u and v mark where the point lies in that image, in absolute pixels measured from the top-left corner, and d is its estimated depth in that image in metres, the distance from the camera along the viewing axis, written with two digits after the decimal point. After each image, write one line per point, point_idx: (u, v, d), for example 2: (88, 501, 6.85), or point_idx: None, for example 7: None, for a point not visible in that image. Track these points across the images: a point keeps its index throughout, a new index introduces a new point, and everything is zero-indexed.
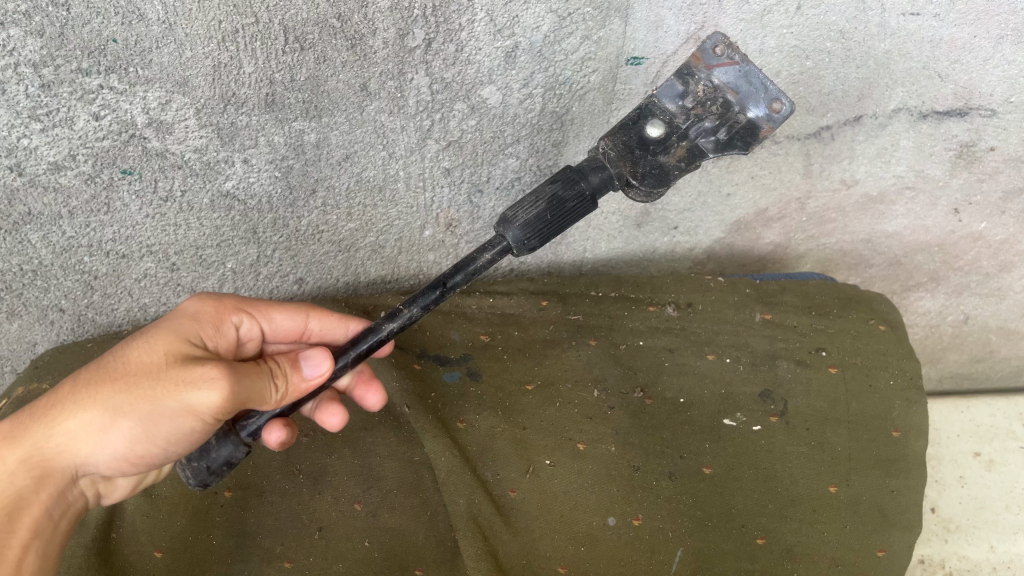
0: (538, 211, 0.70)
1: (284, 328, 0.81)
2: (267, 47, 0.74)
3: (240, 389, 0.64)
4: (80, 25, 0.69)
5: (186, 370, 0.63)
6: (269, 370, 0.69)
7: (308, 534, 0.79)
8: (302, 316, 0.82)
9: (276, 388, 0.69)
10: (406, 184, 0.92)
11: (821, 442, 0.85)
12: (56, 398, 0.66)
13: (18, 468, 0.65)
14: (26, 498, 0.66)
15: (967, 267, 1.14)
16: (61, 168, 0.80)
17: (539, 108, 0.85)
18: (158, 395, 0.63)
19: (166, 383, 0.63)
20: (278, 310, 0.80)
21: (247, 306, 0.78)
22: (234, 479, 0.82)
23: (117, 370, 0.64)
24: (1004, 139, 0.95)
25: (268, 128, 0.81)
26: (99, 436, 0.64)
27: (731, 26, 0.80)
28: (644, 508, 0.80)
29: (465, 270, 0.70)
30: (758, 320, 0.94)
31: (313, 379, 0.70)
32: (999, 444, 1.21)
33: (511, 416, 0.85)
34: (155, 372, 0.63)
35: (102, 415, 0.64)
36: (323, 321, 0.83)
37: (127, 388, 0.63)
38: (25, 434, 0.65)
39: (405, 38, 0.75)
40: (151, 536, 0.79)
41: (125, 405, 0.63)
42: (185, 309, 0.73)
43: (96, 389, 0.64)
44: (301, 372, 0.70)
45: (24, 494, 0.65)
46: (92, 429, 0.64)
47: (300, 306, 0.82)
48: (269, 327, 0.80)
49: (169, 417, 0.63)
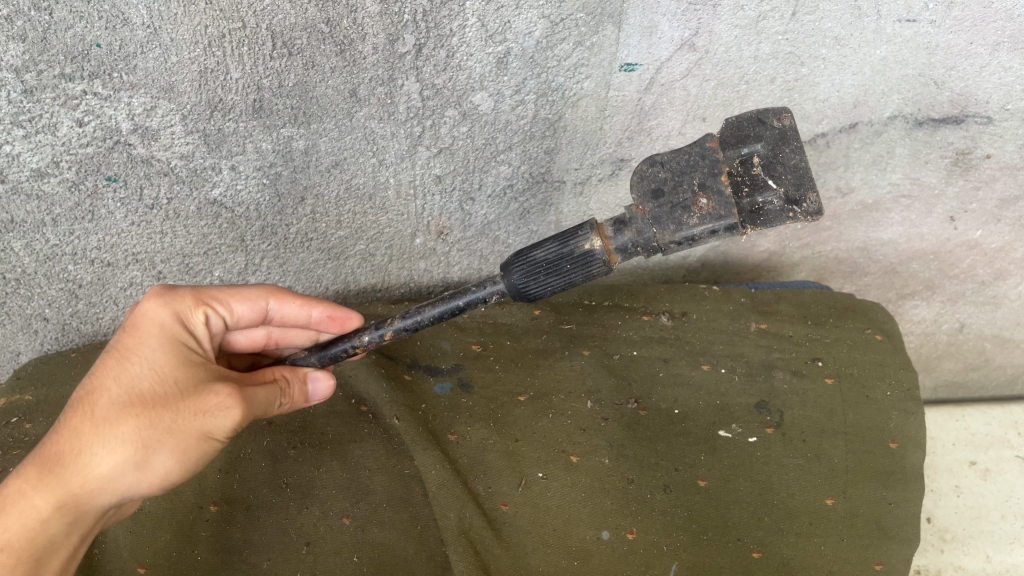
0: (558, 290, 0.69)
1: (247, 318, 0.76)
2: (254, 53, 0.73)
3: (254, 410, 0.66)
4: (63, 30, 0.68)
5: (201, 400, 0.63)
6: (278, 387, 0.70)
7: (296, 549, 0.77)
8: (263, 300, 0.76)
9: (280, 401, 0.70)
10: (396, 191, 0.90)
11: (818, 454, 0.84)
12: (74, 437, 0.62)
13: (50, 516, 0.61)
14: (56, 545, 0.62)
15: (962, 275, 1.13)
16: (44, 175, 0.79)
17: (531, 114, 0.84)
18: (183, 427, 0.62)
19: (189, 414, 0.63)
20: (236, 299, 0.74)
21: (205, 296, 0.72)
22: (220, 493, 0.80)
23: (136, 404, 0.63)
24: (999, 147, 0.95)
25: (256, 134, 0.80)
26: (130, 474, 0.62)
27: (726, 32, 0.79)
28: (638, 521, 0.78)
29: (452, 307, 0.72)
30: (754, 330, 0.93)
31: (319, 394, 0.75)
32: (995, 452, 1.20)
33: (502, 429, 0.84)
34: (176, 406, 0.63)
35: (131, 453, 0.62)
36: (284, 304, 0.77)
37: (153, 423, 0.62)
38: (48, 480, 0.61)
39: (395, 44, 0.74)
40: (133, 552, 0.77)
41: (156, 441, 0.62)
42: (166, 320, 0.69)
43: (119, 427, 0.62)
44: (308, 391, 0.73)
45: (57, 540, 0.62)
46: (122, 468, 0.62)
47: (257, 292, 0.75)
48: (230, 316, 0.74)
49: (194, 448, 0.63)
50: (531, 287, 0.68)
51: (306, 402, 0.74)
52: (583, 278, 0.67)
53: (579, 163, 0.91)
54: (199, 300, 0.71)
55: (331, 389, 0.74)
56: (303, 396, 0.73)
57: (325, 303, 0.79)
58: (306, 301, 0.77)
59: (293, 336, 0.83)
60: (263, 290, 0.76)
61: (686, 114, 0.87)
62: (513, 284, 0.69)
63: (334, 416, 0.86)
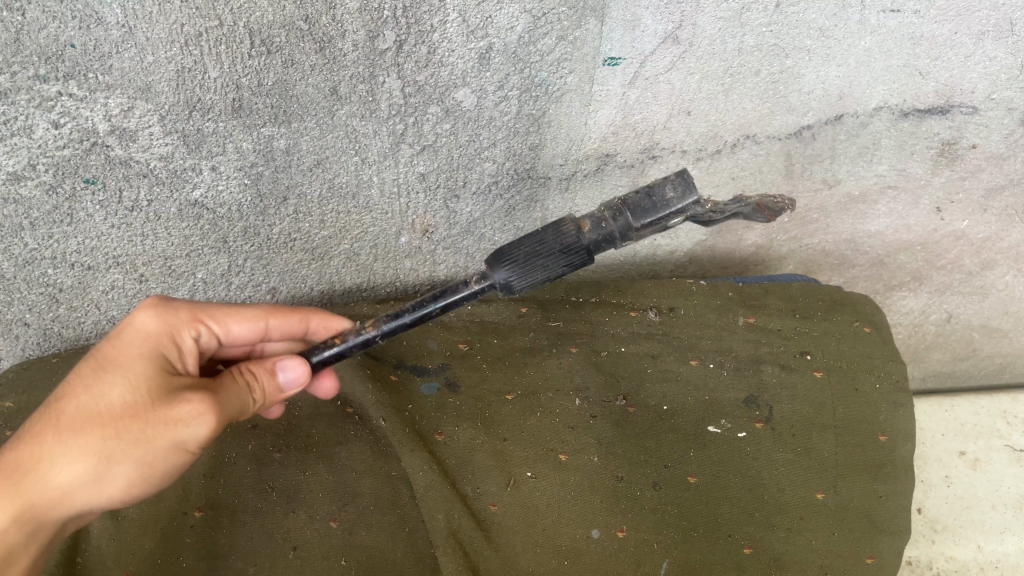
0: (540, 283, 0.65)
1: (242, 333, 0.75)
2: (232, 51, 0.71)
3: (228, 416, 0.63)
4: (37, 30, 0.67)
5: (173, 411, 0.60)
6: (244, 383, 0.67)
7: (282, 554, 0.74)
8: (259, 320, 0.75)
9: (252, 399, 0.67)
10: (380, 189, 0.89)
11: (808, 449, 0.84)
12: (36, 445, 0.60)
13: (8, 527, 0.60)
14: (17, 553, 0.61)
15: (949, 266, 1.13)
16: (20, 179, 0.77)
17: (515, 110, 0.83)
18: (153, 440, 0.59)
19: (159, 422, 0.60)
20: (235, 317, 0.73)
21: (201, 314, 0.71)
22: (204, 498, 0.77)
23: (103, 412, 0.60)
24: (984, 136, 0.95)
25: (237, 134, 0.79)
26: (94, 485, 0.60)
27: (709, 24, 0.78)
28: (627, 519, 0.78)
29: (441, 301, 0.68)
30: (742, 324, 0.93)
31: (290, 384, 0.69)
32: (984, 442, 1.20)
33: (491, 428, 0.83)
34: (144, 414, 0.60)
35: (95, 465, 0.59)
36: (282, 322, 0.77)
37: (119, 437, 0.59)
38: (5, 490, 0.59)
39: (376, 40, 0.73)
40: (117, 560, 0.73)
41: (121, 451, 0.59)
42: (149, 329, 0.66)
43: (83, 438, 0.59)
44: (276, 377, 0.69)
45: (17, 548, 0.61)
46: (85, 480, 0.60)
47: (256, 312, 0.75)
48: (225, 332, 0.73)
49: (163, 460, 0.61)
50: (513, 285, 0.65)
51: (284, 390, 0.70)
52: (553, 237, 0.64)
53: (564, 159, 0.90)
54: (194, 317, 0.70)
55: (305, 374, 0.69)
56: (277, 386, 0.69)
57: (322, 315, 0.80)
58: (301, 316, 0.78)
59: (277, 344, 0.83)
60: (260, 310, 0.76)
61: (663, 115, 0.86)
62: (498, 280, 0.65)
63: (320, 418, 0.83)
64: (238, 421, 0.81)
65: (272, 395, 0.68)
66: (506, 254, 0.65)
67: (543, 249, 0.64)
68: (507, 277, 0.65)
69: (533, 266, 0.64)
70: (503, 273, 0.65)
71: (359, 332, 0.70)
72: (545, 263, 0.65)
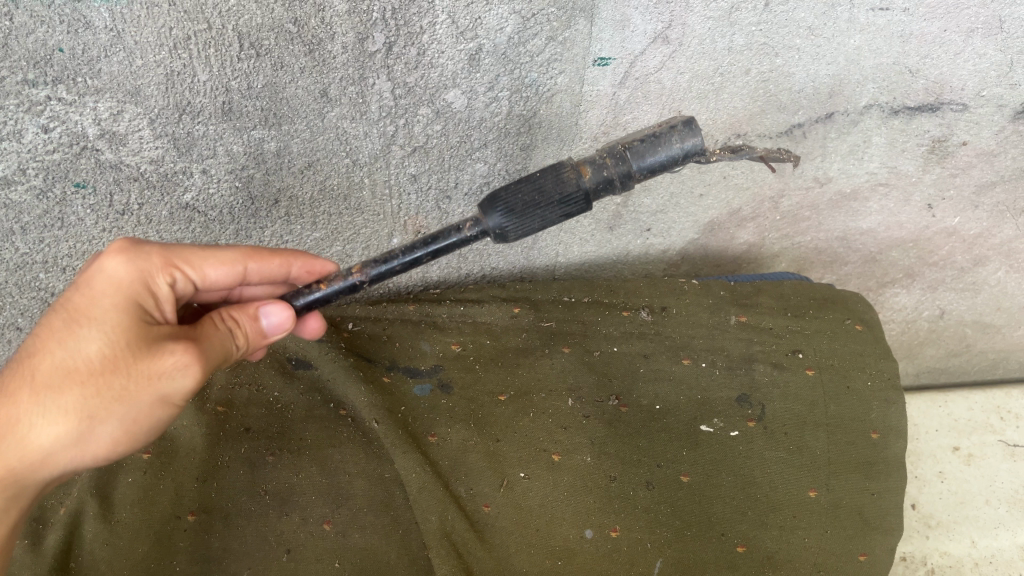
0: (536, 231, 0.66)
1: (220, 277, 0.70)
2: (221, 54, 0.71)
3: (213, 364, 0.61)
4: (24, 35, 0.67)
5: (153, 364, 0.58)
6: (228, 330, 0.64)
7: (275, 557, 0.74)
8: (237, 263, 0.70)
9: (237, 346, 0.65)
10: (371, 191, 0.89)
11: (800, 447, 0.84)
12: (15, 403, 0.58)
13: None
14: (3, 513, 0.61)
15: (941, 262, 1.14)
16: (11, 183, 0.78)
17: (505, 111, 0.83)
18: (134, 395, 0.58)
19: (140, 377, 0.58)
20: (211, 261, 0.68)
21: (174, 256, 0.66)
22: (198, 502, 0.75)
23: (80, 370, 0.58)
24: (975, 133, 0.95)
25: (226, 137, 0.79)
26: (77, 444, 0.59)
27: (699, 24, 0.79)
28: (621, 518, 0.78)
29: (432, 249, 0.67)
30: (734, 323, 0.93)
31: (276, 329, 0.67)
32: (977, 437, 1.21)
33: (483, 429, 0.83)
34: (125, 368, 0.58)
35: (76, 424, 0.58)
36: (263, 265, 0.72)
37: (100, 394, 0.57)
38: None
39: (365, 42, 0.73)
40: (110, 565, 0.72)
41: (103, 409, 0.58)
42: (121, 275, 0.62)
43: (61, 397, 0.57)
44: (260, 324, 0.66)
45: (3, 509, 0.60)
46: (66, 439, 0.58)
47: (235, 253, 0.70)
48: (201, 277, 0.68)
49: (147, 414, 0.59)
50: (508, 233, 0.65)
51: (270, 335, 0.67)
52: (553, 185, 0.64)
53: (556, 159, 0.90)
54: (167, 261, 0.65)
55: (291, 319, 0.67)
56: (261, 333, 0.66)
57: (303, 257, 0.76)
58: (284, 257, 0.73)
59: (256, 287, 0.78)
60: (238, 252, 0.70)
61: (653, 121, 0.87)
62: (493, 225, 0.65)
63: (313, 420, 0.82)
64: (231, 425, 0.81)
65: (256, 340, 0.66)
66: (501, 199, 0.65)
67: (543, 199, 0.64)
68: (503, 223, 0.65)
69: (531, 217, 0.64)
70: (497, 218, 0.64)
71: (346, 276, 0.69)
72: (543, 213, 0.65)
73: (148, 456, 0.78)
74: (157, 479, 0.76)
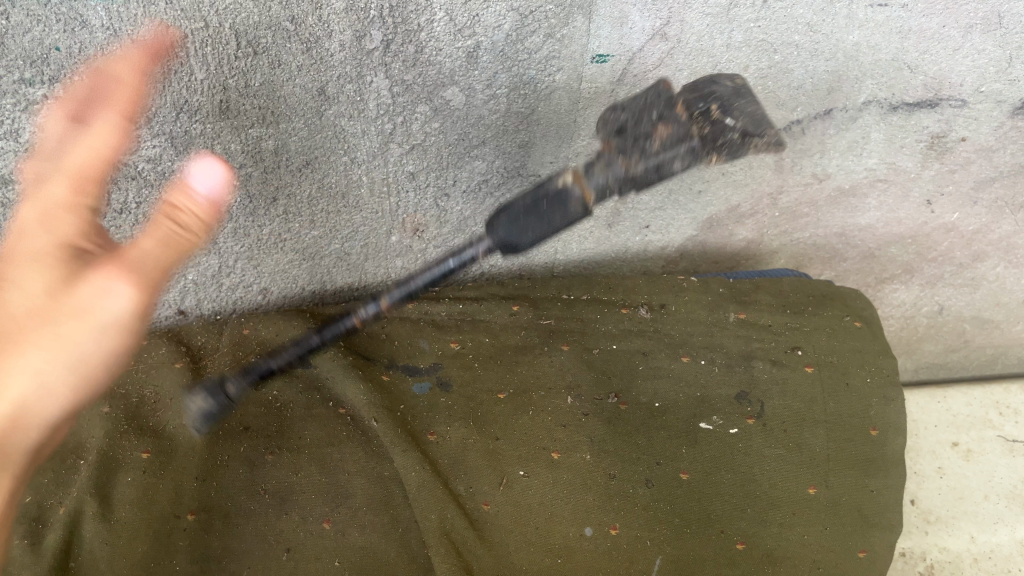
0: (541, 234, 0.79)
1: (123, 147, 0.61)
2: (218, 53, 0.71)
3: (150, 262, 0.57)
4: (21, 34, 0.67)
5: (86, 280, 0.57)
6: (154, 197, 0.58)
7: (275, 556, 0.74)
8: (126, 121, 0.61)
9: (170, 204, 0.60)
10: (370, 189, 0.89)
11: (799, 444, 0.84)
12: None
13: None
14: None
15: (940, 258, 1.14)
16: (10, 183, 0.78)
17: (504, 108, 0.83)
18: (81, 312, 0.57)
19: (79, 303, 0.57)
20: (113, 148, 0.60)
21: (70, 166, 0.59)
22: (197, 501, 0.75)
23: (42, 309, 0.57)
24: (974, 129, 0.95)
25: (224, 135, 0.78)
26: (44, 383, 0.59)
27: (697, 21, 0.78)
28: (621, 516, 0.78)
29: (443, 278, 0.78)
30: (733, 320, 0.93)
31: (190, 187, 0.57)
32: (976, 433, 1.21)
33: (483, 427, 0.83)
34: (64, 300, 0.57)
35: (40, 367, 0.58)
36: (137, 103, 0.61)
37: (53, 323, 0.57)
38: None
39: (363, 40, 0.73)
40: (110, 564, 0.71)
41: (56, 346, 0.58)
42: (62, 197, 0.58)
43: (13, 347, 0.57)
44: (177, 184, 0.56)
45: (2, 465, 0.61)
46: (31, 379, 0.58)
47: (110, 113, 0.60)
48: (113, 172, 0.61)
49: (99, 343, 0.59)
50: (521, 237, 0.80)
51: (210, 209, 0.57)
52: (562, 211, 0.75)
53: (554, 156, 0.90)
54: (69, 175, 0.58)
55: (225, 174, 0.57)
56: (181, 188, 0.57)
57: (143, 44, 0.64)
58: (138, 75, 0.62)
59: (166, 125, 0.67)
60: (115, 88, 0.61)
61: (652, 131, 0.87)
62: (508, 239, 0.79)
63: (313, 420, 0.82)
64: (229, 424, 0.81)
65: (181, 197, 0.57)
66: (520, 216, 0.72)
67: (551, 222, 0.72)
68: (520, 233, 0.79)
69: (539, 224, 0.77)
70: (510, 231, 0.80)
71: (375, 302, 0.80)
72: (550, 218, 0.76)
73: (147, 456, 0.78)
74: (156, 478, 0.76)
